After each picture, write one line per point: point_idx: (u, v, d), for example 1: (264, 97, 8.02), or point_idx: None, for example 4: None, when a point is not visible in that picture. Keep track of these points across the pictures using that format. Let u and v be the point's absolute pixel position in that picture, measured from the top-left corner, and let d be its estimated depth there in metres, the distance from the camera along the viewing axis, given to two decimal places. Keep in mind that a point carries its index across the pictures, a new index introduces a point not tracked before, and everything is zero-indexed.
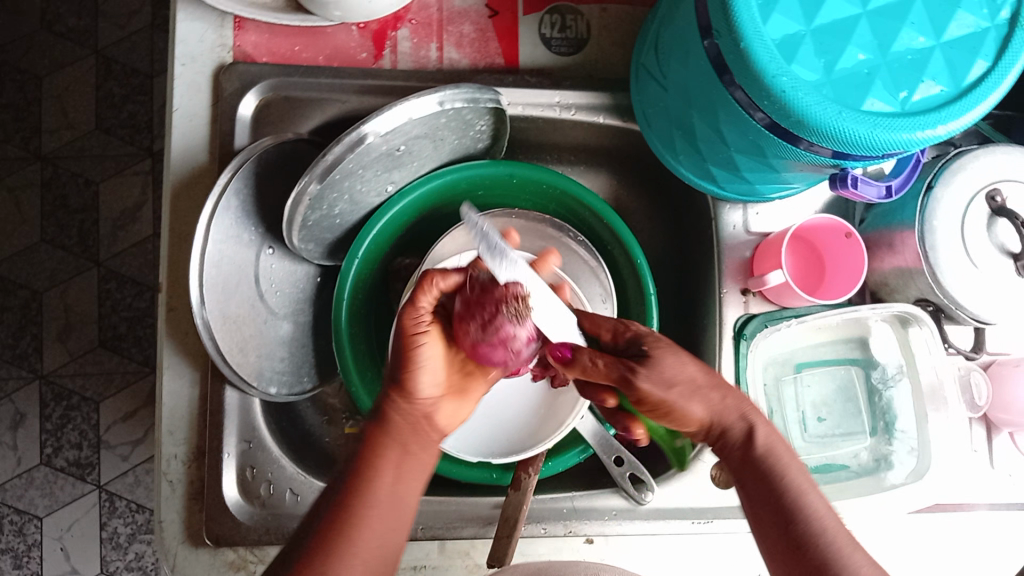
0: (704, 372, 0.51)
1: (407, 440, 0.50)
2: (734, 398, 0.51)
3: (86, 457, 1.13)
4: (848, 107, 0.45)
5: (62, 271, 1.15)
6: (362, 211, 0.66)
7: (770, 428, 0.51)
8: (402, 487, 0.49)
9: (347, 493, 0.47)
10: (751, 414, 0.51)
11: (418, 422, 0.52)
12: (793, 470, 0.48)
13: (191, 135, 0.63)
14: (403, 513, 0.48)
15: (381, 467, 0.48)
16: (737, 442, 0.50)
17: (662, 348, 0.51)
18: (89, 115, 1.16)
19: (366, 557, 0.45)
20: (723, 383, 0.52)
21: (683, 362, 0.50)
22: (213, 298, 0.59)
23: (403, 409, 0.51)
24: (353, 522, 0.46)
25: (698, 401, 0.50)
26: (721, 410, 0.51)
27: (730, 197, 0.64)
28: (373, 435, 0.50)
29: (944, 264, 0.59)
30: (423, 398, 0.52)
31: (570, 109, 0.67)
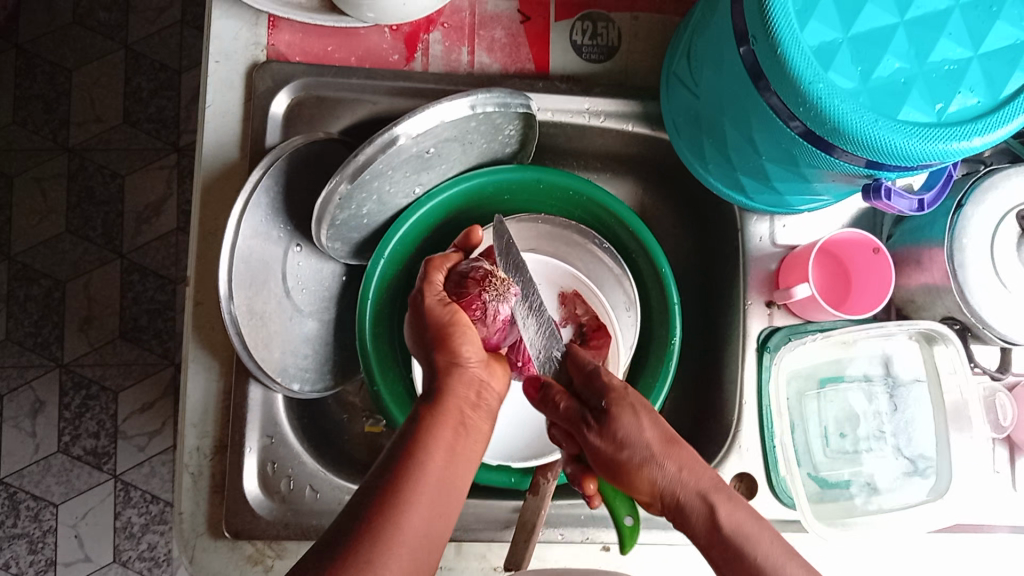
0: (659, 436, 0.49)
1: (462, 415, 0.52)
2: (694, 465, 0.49)
3: (103, 446, 1.14)
4: (884, 115, 0.45)
5: (86, 262, 1.16)
6: (389, 212, 0.66)
7: (737, 508, 0.47)
8: (452, 466, 0.50)
9: (399, 468, 0.48)
10: (718, 487, 0.48)
11: (470, 400, 0.53)
12: (765, 547, 0.46)
13: (223, 130, 0.64)
14: (451, 490, 0.49)
15: (431, 452, 0.49)
16: (702, 517, 0.48)
17: (627, 409, 0.50)
18: (117, 109, 1.17)
19: (412, 533, 0.46)
20: (676, 442, 0.50)
21: (646, 424, 0.50)
22: (242, 292, 0.60)
23: (451, 397, 0.52)
24: (402, 499, 0.46)
25: (661, 469, 0.49)
26: (676, 483, 0.48)
27: (759, 208, 0.64)
28: (424, 423, 0.50)
29: (972, 284, 0.59)
30: (474, 373, 0.54)
31: (599, 115, 0.67)
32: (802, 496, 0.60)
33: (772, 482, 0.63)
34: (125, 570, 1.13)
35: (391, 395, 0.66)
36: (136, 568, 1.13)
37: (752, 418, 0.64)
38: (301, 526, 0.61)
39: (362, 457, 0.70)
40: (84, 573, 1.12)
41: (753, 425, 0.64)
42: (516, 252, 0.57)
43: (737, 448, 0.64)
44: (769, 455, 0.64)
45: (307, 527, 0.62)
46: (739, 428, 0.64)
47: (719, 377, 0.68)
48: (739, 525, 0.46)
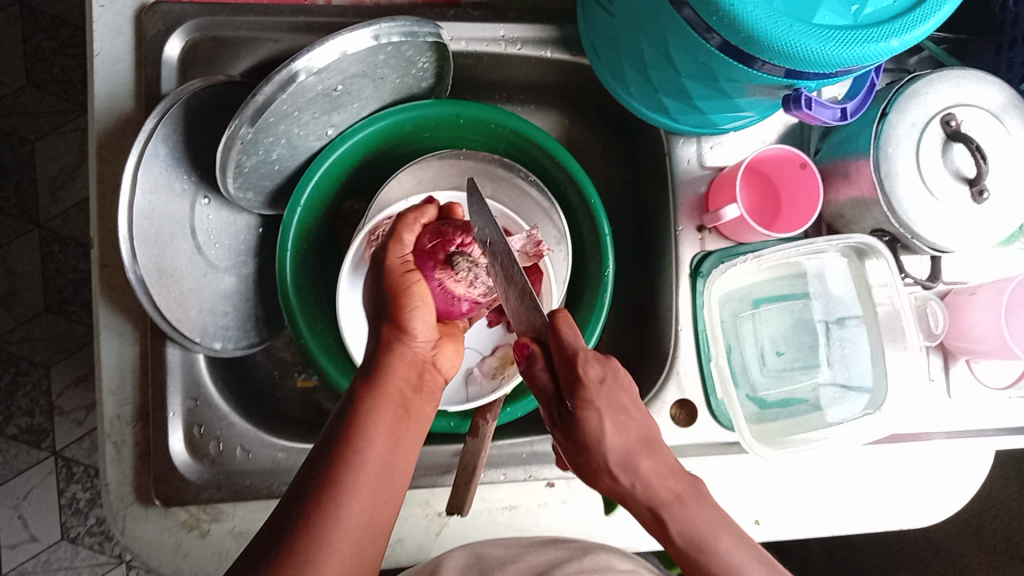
0: (624, 446, 0.47)
1: (403, 396, 0.48)
2: (654, 478, 0.46)
3: (39, 424, 1.10)
4: (800, 20, 0.43)
5: (0, 234, 1.10)
6: (301, 156, 0.63)
7: (692, 510, 0.45)
8: (398, 449, 0.47)
9: (340, 454, 0.44)
10: (680, 498, 0.46)
11: (413, 380, 0.50)
12: (727, 542, 0.45)
13: (114, 80, 0.60)
14: (397, 476, 0.46)
15: (371, 437, 0.46)
16: (660, 523, 0.46)
17: (596, 410, 0.47)
18: (18, 69, 1.10)
19: (355, 522, 0.43)
20: (652, 449, 0.47)
21: (612, 428, 0.47)
22: (146, 251, 0.56)
23: (390, 376, 0.48)
24: (348, 485, 0.43)
25: (615, 476, 0.46)
26: (633, 496, 0.46)
27: (684, 130, 0.62)
28: (364, 402, 0.47)
29: (899, 192, 0.58)
30: (419, 351, 0.50)
31: (516, 42, 0.64)
32: (740, 418, 0.59)
33: (712, 407, 0.63)
34: (75, 548, 1.10)
35: (321, 348, 0.63)
36: (86, 544, 1.10)
37: (689, 346, 0.64)
38: (235, 487, 0.60)
39: (296, 412, 0.68)
40: (32, 555, 1.09)
41: (689, 353, 0.64)
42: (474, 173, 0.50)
43: (676, 376, 0.63)
44: (708, 379, 0.63)
45: (240, 488, 0.60)
46: (677, 354, 0.63)
47: (654, 307, 0.67)
48: (693, 524, 0.45)
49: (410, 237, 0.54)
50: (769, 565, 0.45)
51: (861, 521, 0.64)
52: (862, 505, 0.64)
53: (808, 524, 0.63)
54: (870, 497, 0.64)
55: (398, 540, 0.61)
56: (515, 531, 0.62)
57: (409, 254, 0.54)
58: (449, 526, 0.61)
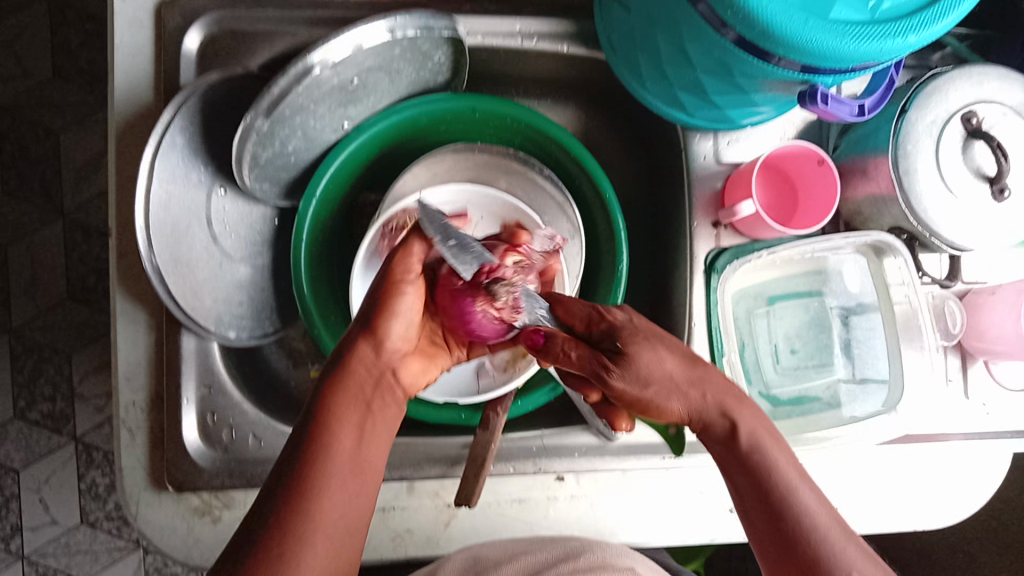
0: (684, 369, 0.48)
1: (366, 393, 0.47)
2: (720, 387, 0.48)
3: (60, 409, 1.11)
4: (816, 15, 0.43)
5: (26, 223, 1.11)
6: (317, 149, 0.63)
7: (756, 415, 0.48)
8: (365, 446, 0.45)
9: (305, 455, 0.43)
10: (740, 400, 0.48)
11: (378, 375, 0.48)
12: (784, 459, 0.47)
13: (133, 72, 0.60)
14: (368, 472, 0.44)
15: (335, 435, 0.44)
16: (731, 439, 0.48)
17: (643, 344, 0.47)
18: (44, 60, 1.11)
19: (328, 518, 0.41)
20: (706, 374, 0.48)
21: (670, 360, 0.47)
22: (162, 242, 0.57)
23: (354, 375, 0.47)
24: (317, 481, 0.42)
25: (687, 401, 0.47)
26: (702, 407, 0.48)
27: (700, 125, 0.61)
28: (325, 401, 0.46)
29: (918, 189, 0.57)
30: (389, 349, 0.49)
31: (532, 37, 0.63)
32: None
33: None
34: (94, 532, 1.12)
35: (334, 340, 0.64)
36: (105, 528, 1.12)
37: (702, 342, 0.63)
38: (245, 475, 0.60)
39: (309, 402, 0.69)
40: (52, 537, 1.11)
41: (702, 349, 0.63)
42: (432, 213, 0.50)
43: None
44: (721, 376, 0.63)
45: (252, 477, 0.60)
46: (689, 350, 0.63)
47: (668, 303, 0.66)
48: (756, 431, 0.47)
49: (423, 247, 0.50)
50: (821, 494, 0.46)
51: (873, 522, 0.63)
52: (875, 506, 0.63)
53: None
54: (884, 497, 0.64)
55: (407, 530, 0.61)
56: (524, 525, 0.62)
57: (415, 266, 0.50)
58: (458, 517, 0.61)
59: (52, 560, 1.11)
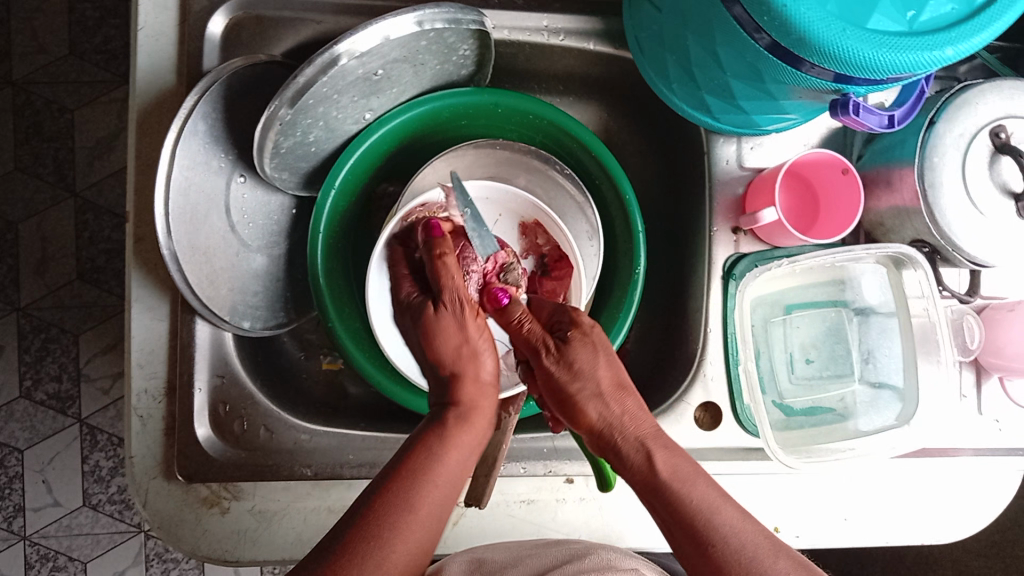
0: (612, 379, 0.51)
1: (480, 423, 0.51)
2: (639, 414, 0.50)
3: (66, 390, 1.11)
4: (852, 24, 0.42)
5: (38, 201, 1.11)
6: (338, 139, 0.63)
7: (677, 453, 0.49)
8: (469, 466, 0.50)
9: (423, 453, 0.48)
10: (660, 434, 0.50)
11: (482, 416, 0.52)
12: (702, 490, 0.47)
13: (156, 55, 0.60)
14: (461, 490, 0.49)
15: (450, 450, 0.48)
16: (635, 457, 0.49)
17: (589, 347, 0.51)
18: (61, 39, 1.11)
19: (426, 518, 0.45)
20: (632, 393, 0.51)
21: (603, 367, 0.51)
22: (181, 228, 0.57)
23: (473, 406, 0.51)
24: (422, 486, 0.46)
25: (604, 409, 0.50)
26: (618, 425, 0.50)
27: (725, 129, 0.61)
28: (448, 419, 0.50)
29: (943, 203, 0.57)
30: (488, 388, 0.53)
31: (558, 33, 0.63)
32: (767, 425, 0.59)
33: (738, 412, 0.62)
34: (96, 514, 1.12)
35: (349, 333, 0.63)
36: (107, 511, 1.12)
37: (717, 348, 0.63)
38: (255, 468, 0.60)
39: (320, 394, 0.69)
40: (54, 518, 1.11)
41: (718, 356, 0.63)
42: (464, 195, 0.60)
43: (703, 378, 0.63)
44: (735, 384, 0.62)
45: (261, 469, 0.60)
46: (704, 357, 0.63)
47: (684, 308, 0.66)
48: (675, 462, 0.48)
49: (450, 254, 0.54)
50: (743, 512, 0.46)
51: (883, 535, 0.63)
52: (885, 519, 0.63)
53: (829, 535, 0.62)
54: (895, 511, 0.63)
55: None
56: (532, 526, 0.61)
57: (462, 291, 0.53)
58: (466, 516, 0.61)
59: (54, 540, 1.11)
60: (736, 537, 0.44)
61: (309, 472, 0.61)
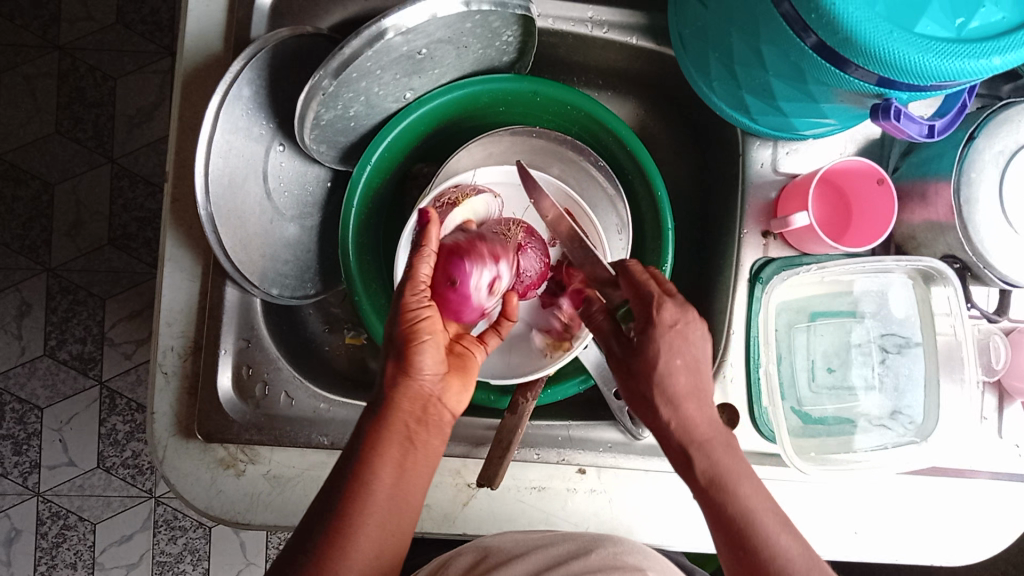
0: (682, 385, 0.48)
1: (409, 433, 0.48)
2: (695, 421, 0.48)
3: (90, 352, 1.13)
4: (901, 27, 0.42)
5: (75, 165, 1.13)
6: (377, 116, 0.63)
7: (728, 455, 0.47)
8: (404, 483, 0.47)
9: (348, 488, 0.45)
10: (714, 438, 0.47)
11: (417, 416, 0.49)
12: (746, 490, 0.46)
13: (206, 20, 0.61)
14: (406, 508, 0.47)
15: (377, 473, 0.46)
16: (686, 459, 0.48)
17: (664, 345, 0.48)
18: (110, 8, 1.13)
19: (362, 558, 0.44)
20: (701, 399, 0.48)
21: (670, 371, 0.48)
22: (217, 190, 0.58)
23: (395, 416, 0.48)
24: (351, 526, 0.44)
25: (665, 412, 0.48)
26: (679, 430, 0.48)
27: (762, 132, 0.61)
28: (370, 441, 0.47)
29: (977, 219, 0.56)
30: (425, 388, 0.49)
31: (602, 26, 0.64)
32: (784, 430, 0.58)
33: (755, 416, 0.62)
34: (109, 477, 1.13)
35: (372, 307, 0.64)
36: (120, 474, 1.14)
37: (739, 350, 0.63)
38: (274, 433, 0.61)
39: (341, 367, 0.70)
40: (68, 478, 1.13)
41: (740, 357, 0.63)
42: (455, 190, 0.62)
43: (722, 379, 0.63)
44: (754, 388, 0.62)
45: (280, 435, 0.61)
46: (726, 357, 0.63)
47: (709, 308, 0.66)
48: (719, 466, 0.46)
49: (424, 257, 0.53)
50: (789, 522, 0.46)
51: (892, 551, 0.62)
52: (895, 534, 0.62)
53: (838, 546, 0.62)
54: (908, 527, 0.63)
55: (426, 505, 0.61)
56: (542, 513, 0.62)
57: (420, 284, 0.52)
58: (477, 498, 0.62)
59: (66, 499, 1.12)
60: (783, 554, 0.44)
61: (326, 441, 0.61)
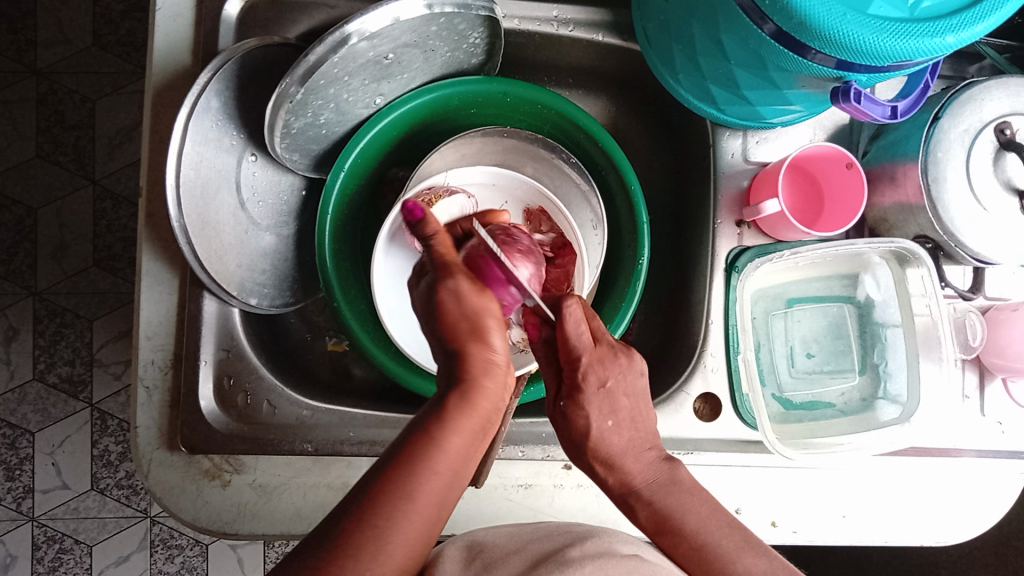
0: (616, 444, 0.51)
1: (485, 417, 0.46)
2: (639, 473, 0.52)
3: (79, 374, 1.13)
4: (854, 9, 0.43)
5: (57, 188, 1.13)
6: (349, 123, 0.64)
7: (675, 496, 0.51)
8: (465, 471, 0.45)
9: (422, 454, 0.42)
10: (659, 480, 0.52)
11: (495, 406, 0.47)
12: (698, 515, 0.51)
13: (173, 35, 0.61)
14: (457, 492, 0.45)
15: (450, 451, 0.43)
16: (632, 510, 0.52)
17: (596, 410, 0.51)
18: (86, 30, 1.13)
19: (415, 535, 0.41)
20: (638, 454, 0.52)
21: (601, 430, 0.51)
22: (190, 202, 0.58)
23: (481, 395, 0.46)
24: (417, 498, 0.41)
25: (602, 463, 0.52)
26: (615, 477, 0.52)
27: (731, 122, 0.62)
28: (452, 412, 0.45)
29: (947, 199, 0.57)
30: (502, 372, 0.48)
31: (568, 24, 0.64)
32: (764, 416, 0.59)
33: (737, 403, 0.62)
34: (103, 498, 1.13)
35: (351, 312, 0.64)
36: (114, 496, 1.13)
37: (719, 339, 0.63)
38: (258, 442, 0.61)
39: (324, 375, 0.70)
40: (62, 501, 1.12)
41: (719, 346, 0.63)
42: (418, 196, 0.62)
43: (703, 369, 0.63)
44: (735, 376, 0.63)
45: (265, 444, 0.61)
46: (706, 347, 0.63)
47: (687, 299, 0.66)
48: (664, 504, 0.51)
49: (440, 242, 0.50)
50: (753, 545, 0.50)
51: (881, 533, 0.63)
52: (883, 516, 0.63)
53: (827, 530, 0.62)
54: (895, 509, 0.63)
55: None
56: (529, 510, 0.62)
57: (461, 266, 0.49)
58: (464, 499, 0.61)
59: (61, 523, 1.12)
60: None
61: (310, 448, 0.61)
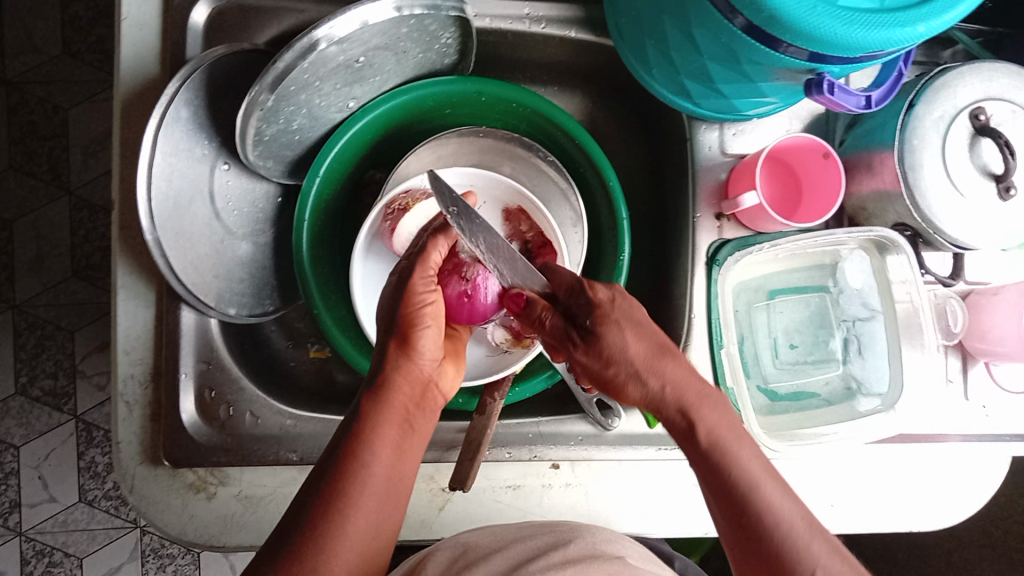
0: (648, 349, 0.47)
1: (408, 414, 0.48)
2: (679, 376, 0.46)
3: (62, 387, 1.12)
4: (824, 2, 0.42)
5: (33, 200, 1.11)
6: (322, 128, 0.63)
7: (717, 411, 0.46)
8: (400, 465, 0.46)
9: (347, 460, 0.44)
10: (705, 397, 0.46)
11: (417, 400, 0.48)
12: (746, 453, 0.45)
13: (140, 44, 0.60)
14: (402, 488, 0.46)
15: (376, 452, 0.45)
16: (686, 430, 0.46)
17: (614, 325, 0.47)
18: (56, 37, 1.11)
19: (352, 552, 0.43)
20: (673, 353, 0.47)
21: (632, 340, 0.47)
22: (163, 214, 0.57)
23: (397, 394, 0.47)
24: (349, 502, 0.43)
25: (646, 384, 0.47)
26: (663, 398, 0.46)
27: (706, 115, 0.61)
28: (367, 417, 0.46)
29: (923, 185, 0.57)
30: (424, 370, 0.49)
31: (541, 21, 0.64)
32: (748, 412, 0.59)
33: (722, 397, 0.62)
34: (92, 510, 1.12)
35: (333, 320, 0.63)
36: (102, 507, 1.12)
37: (701, 333, 0.63)
38: (241, 453, 0.60)
39: (308, 382, 0.69)
40: (50, 515, 1.11)
41: (702, 341, 0.63)
42: (398, 194, 0.60)
43: (687, 364, 0.63)
44: (719, 369, 0.62)
45: (248, 455, 0.60)
46: (689, 341, 0.63)
47: (669, 293, 0.66)
48: (718, 430, 0.45)
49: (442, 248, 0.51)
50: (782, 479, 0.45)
51: (868, 520, 0.63)
52: (870, 504, 0.63)
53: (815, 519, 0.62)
54: (881, 496, 0.63)
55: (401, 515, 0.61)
56: (517, 511, 0.62)
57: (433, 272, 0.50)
58: (452, 502, 0.61)
59: (50, 536, 1.11)
60: (788, 520, 0.43)
61: (295, 457, 0.61)
